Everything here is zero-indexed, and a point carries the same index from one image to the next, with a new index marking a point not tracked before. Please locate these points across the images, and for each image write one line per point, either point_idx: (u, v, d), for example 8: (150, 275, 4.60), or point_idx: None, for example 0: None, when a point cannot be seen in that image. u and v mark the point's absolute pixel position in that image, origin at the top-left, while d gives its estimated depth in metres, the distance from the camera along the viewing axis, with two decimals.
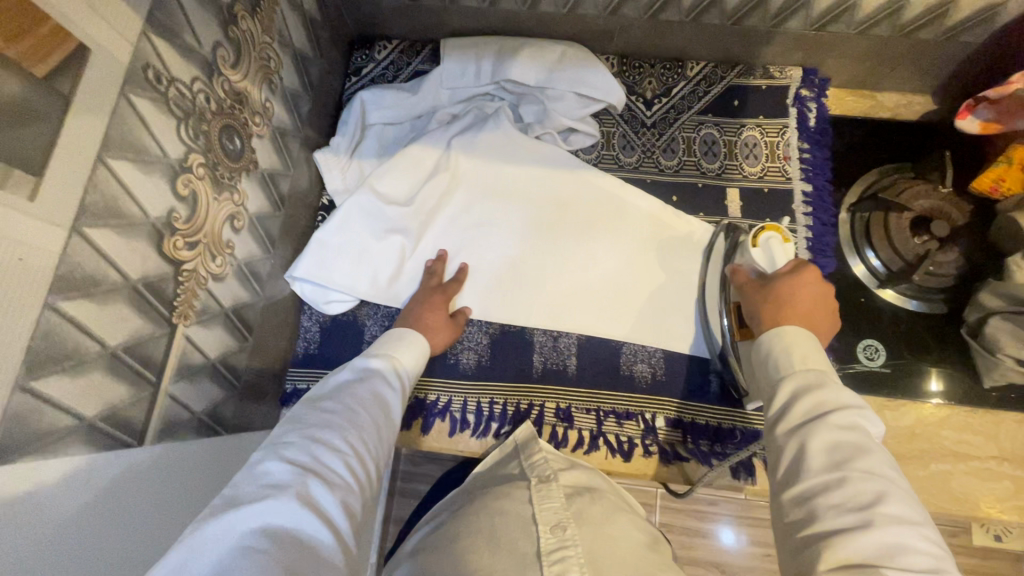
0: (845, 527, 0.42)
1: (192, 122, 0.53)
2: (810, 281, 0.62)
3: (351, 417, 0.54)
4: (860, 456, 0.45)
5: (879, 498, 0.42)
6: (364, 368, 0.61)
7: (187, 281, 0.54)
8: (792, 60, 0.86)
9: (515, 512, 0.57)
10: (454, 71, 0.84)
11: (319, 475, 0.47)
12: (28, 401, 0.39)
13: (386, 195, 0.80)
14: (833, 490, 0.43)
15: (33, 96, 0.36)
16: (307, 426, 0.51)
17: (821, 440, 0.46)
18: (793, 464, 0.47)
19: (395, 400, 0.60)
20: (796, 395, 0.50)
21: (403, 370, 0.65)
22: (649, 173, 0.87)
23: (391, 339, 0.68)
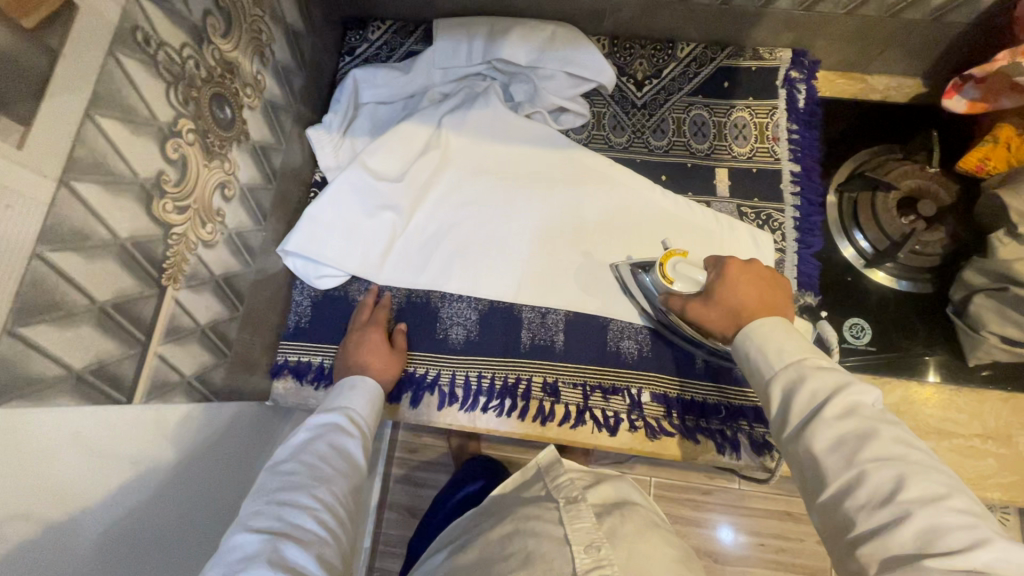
0: (883, 523, 0.43)
1: (182, 88, 0.54)
2: (738, 276, 0.66)
3: (315, 473, 0.58)
4: (867, 443, 0.46)
5: (898, 482, 0.44)
6: (324, 422, 0.64)
7: (176, 245, 0.56)
8: (781, 42, 0.87)
9: (548, 534, 0.61)
10: (445, 50, 0.85)
11: (288, 537, 0.51)
12: (17, 345, 0.40)
13: (378, 171, 0.81)
14: (854, 489, 0.45)
15: (21, 46, 0.37)
16: (272, 494, 0.55)
17: (825, 438, 0.48)
18: (812, 468, 0.49)
19: (358, 446, 0.64)
20: (787, 395, 0.53)
21: (366, 416, 0.69)
22: (639, 153, 0.87)
23: (343, 390, 0.70)
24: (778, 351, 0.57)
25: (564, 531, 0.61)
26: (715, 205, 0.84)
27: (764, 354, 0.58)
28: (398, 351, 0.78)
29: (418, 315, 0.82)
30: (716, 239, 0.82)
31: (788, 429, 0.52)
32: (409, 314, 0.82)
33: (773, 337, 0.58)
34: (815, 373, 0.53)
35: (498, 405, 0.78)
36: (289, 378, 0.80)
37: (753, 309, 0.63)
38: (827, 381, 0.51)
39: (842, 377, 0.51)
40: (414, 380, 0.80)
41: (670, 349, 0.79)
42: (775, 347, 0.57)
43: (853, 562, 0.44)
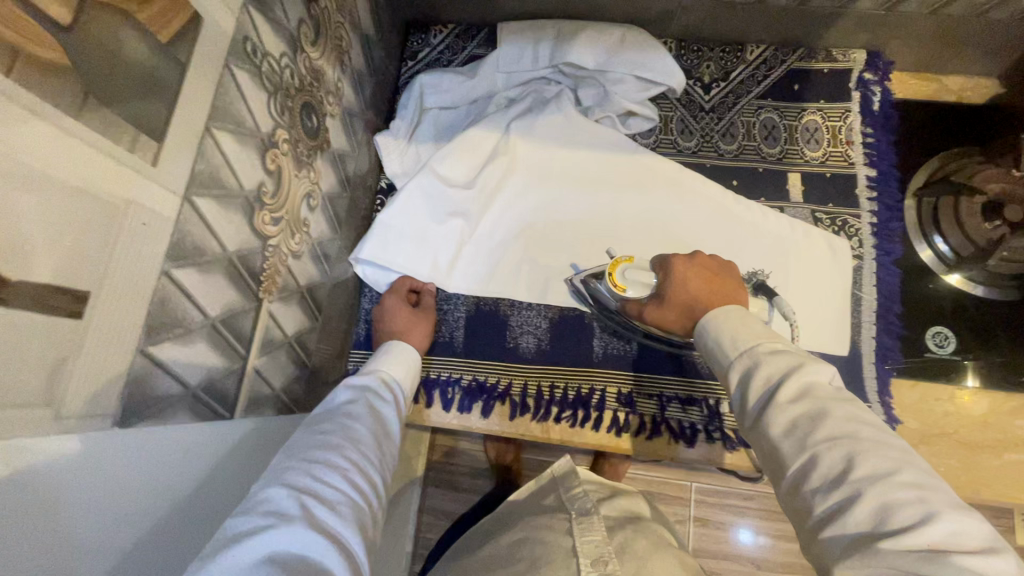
0: (837, 505, 0.40)
1: (280, 98, 0.53)
2: (687, 269, 0.63)
3: (348, 434, 0.53)
4: (819, 424, 0.43)
5: (850, 462, 0.40)
6: (358, 386, 0.61)
7: (272, 257, 0.55)
8: (855, 43, 0.85)
9: (557, 545, 0.60)
10: (511, 55, 0.83)
11: (323, 494, 0.45)
12: (148, 364, 0.39)
13: (447, 177, 0.80)
14: (810, 473, 0.42)
15: (157, 61, 0.37)
16: (303, 449, 0.49)
17: (781, 422, 0.45)
18: (773, 452, 0.45)
19: (387, 414, 0.60)
20: (746, 381, 0.49)
21: (393, 386, 0.65)
22: (708, 158, 0.86)
23: (381, 358, 0.68)
24: (733, 340, 0.53)
25: (573, 541, 0.60)
26: (789, 210, 0.82)
27: (725, 345, 0.53)
28: (424, 310, 0.78)
29: (487, 324, 0.81)
30: (793, 246, 0.80)
31: (746, 410, 0.49)
32: (479, 322, 0.81)
33: (728, 325, 0.54)
34: (774, 353, 0.49)
35: (571, 415, 0.77)
36: None
37: (706, 302, 0.60)
38: (780, 365, 0.48)
39: (797, 358, 0.47)
40: (483, 389, 0.79)
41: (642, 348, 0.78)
42: (730, 340, 0.53)
43: (816, 553, 0.40)
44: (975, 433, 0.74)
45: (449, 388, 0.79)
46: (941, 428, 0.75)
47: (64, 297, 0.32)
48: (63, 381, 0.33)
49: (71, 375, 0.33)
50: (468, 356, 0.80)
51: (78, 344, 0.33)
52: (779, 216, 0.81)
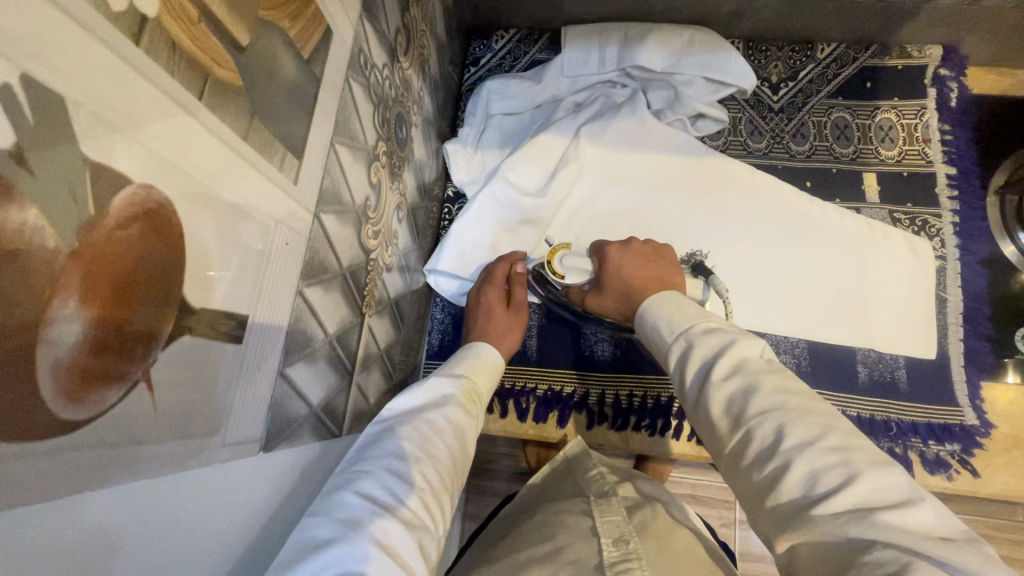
0: (771, 475, 0.38)
1: (381, 109, 0.52)
2: (619, 257, 0.66)
3: (428, 447, 0.47)
4: (751, 398, 0.42)
5: (778, 433, 0.39)
6: (442, 391, 0.55)
7: (373, 270, 0.55)
8: (931, 39, 0.83)
9: (574, 526, 0.55)
10: (577, 58, 0.82)
11: (396, 516, 0.39)
12: (284, 387, 0.39)
13: (518, 185, 0.79)
14: (747, 446, 0.40)
15: (300, 77, 0.36)
16: (382, 457, 0.44)
17: (717, 400, 0.43)
18: (712, 429, 0.44)
19: (468, 428, 0.53)
20: (687, 355, 0.48)
21: (476, 392, 0.58)
22: (779, 159, 0.84)
23: (466, 359, 0.63)
24: (666, 322, 0.53)
25: (592, 523, 0.56)
26: (866, 211, 0.81)
27: (655, 332, 0.54)
28: (518, 310, 0.74)
29: (561, 332, 0.80)
30: (873, 248, 0.78)
31: (685, 391, 0.48)
32: (552, 330, 0.80)
33: (656, 308, 0.55)
34: (705, 333, 0.49)
35: (651, 424, 0.76)
36: None
37: (638, 290, 0.62)
38: (714, 342, 0.47)
39: (729, 335, 0.47)
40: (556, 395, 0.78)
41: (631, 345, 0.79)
42: (659, 323, 0.54)
43: (762, 521, 0.39)
44: None
45: (523, 397, 0.78)
46: None
47: (231, 322, 0.31)
48: (228, 406, 0.32)
49: (233, 399, 0.32)
50: (542, 365, 0.79)
51: (238, 370, 0.32)
52: (859, 217, 0.79)
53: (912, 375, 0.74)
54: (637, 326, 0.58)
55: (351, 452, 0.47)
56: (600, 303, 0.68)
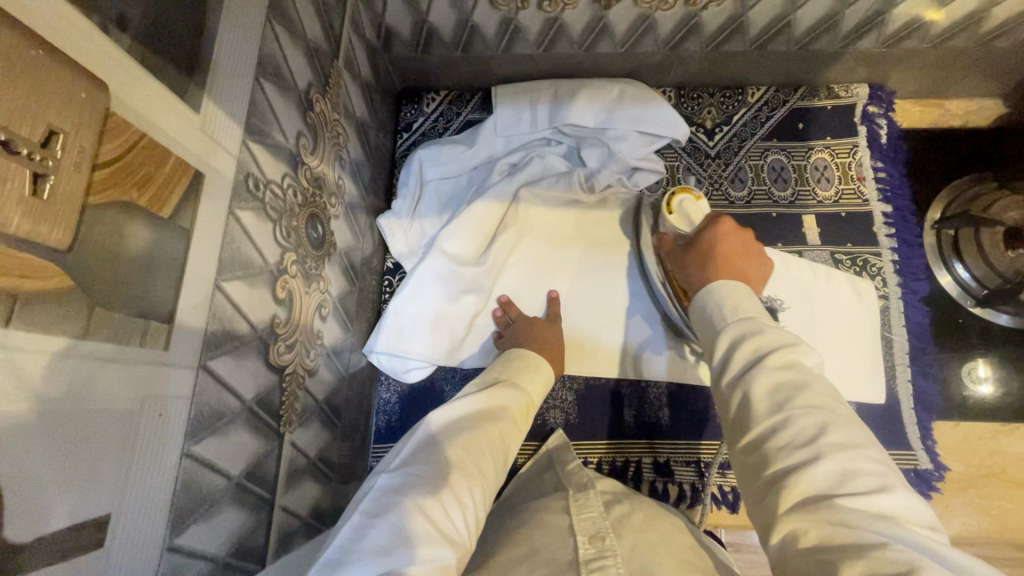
0: (796, 465, 0.38)
1: (285, 221, 0.50)
2: (726, 227, 0.63)
3: (480, 462, 0.49)
4: (800, 391, 0.41)
5: (822, 429, 0.38)
6: (487, 398, 0.57)
7: (289, 384, 0.52)
8: (856, 78, 0.83)
9: (552, 526, 0.52)
10: (508, 119, 0.81)
11: (443, 529, 0.42)
12: (174, 558, 0.36)
13: (457, 255, 0.77)
14: (779, 431, 0.40)
15: (160, 237, 0.34)
16: (436, 463, 0.47)
17: (760, 384, 0.42)
18: (741, 414, 0.43)
19: (513, 448, 0.55)
20: (738, 343, 0.46)
21: (525, 406, 0.59)
22: (720, 206, 0.83)
23: (511, 363, 0.64)
24: (733, 307, 0.51)
25: (571, 520, 0.53)
26: (808, 254, 0.80)
27: (709, 316, 0.52)
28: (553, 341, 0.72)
29: None
30: (817, 293, 0.77)
31: (724, 374, 0.46)
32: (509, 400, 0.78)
33: (724, 289, 0.53)
34: (762, 329, 0.46)
35: None
36: None
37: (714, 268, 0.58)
38: (776, 338, 0.45)
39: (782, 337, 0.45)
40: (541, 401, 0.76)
41: (587, 406, 0.77)
42: (730, 301, 0.51)
43: (766, 508, 0.39)
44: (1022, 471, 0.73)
45: None
46: (987, 469, 0.73)
47: (83, 533, 0.29)
48: None
49: None
50: None
51: (101, 572, 0.30)
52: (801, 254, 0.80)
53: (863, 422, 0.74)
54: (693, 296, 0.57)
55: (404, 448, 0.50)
56: (671, 260, 0.67)
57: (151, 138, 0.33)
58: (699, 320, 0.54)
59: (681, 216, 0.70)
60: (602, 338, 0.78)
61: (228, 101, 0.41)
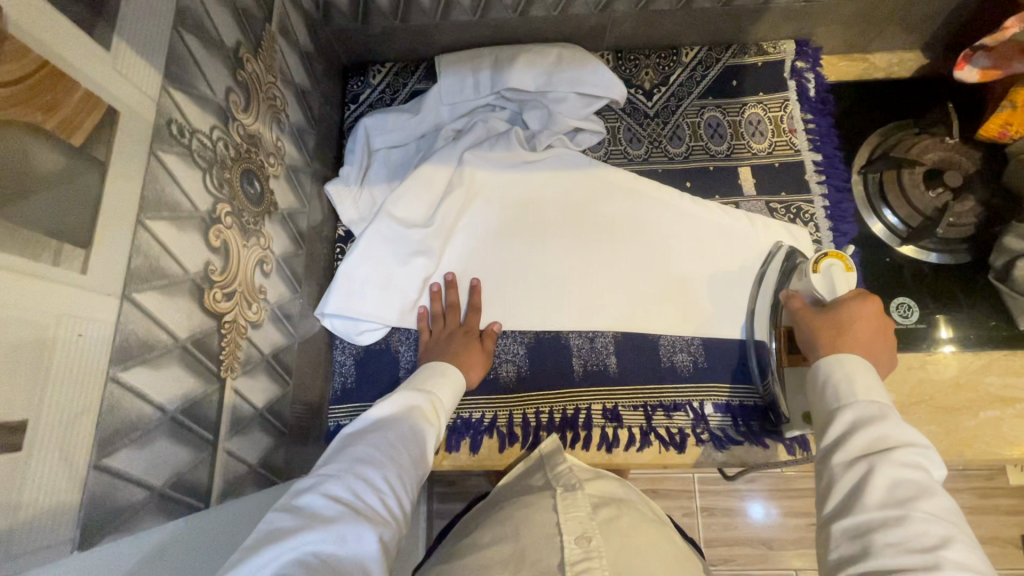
0: (909, 563, 0.42)
1: (216, 171, 0.52)
2: (872, 310, 0.62)
3: (392, 454, 0.56)
4: (922, 499, 0.46)
5: (941, 541, 0.43)
6: (408, 403, 0.63)
7: (230, 332, 0.54)
8: (783, 34, 0.87)
9: (537, 523, 0.56)
10: (451, 86, 0.83)
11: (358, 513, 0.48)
12: (103, 478, 0.38)
13: (405, 218, 0.79)
14: (893, 526, 0.45)
15: (70, 163, 0.35)
16: (349, 461, 0.53)
17: (884, 477, 0.47)
18: (852, 497, 0.48)
19: (433, 437, 0.61)
20: (857, 429, 0.52)
21: (441, 404, 0.66)
22: (660, 163, 0.87)
23: (435, 373, 0.69)
24: (857, 390, 0.55)
25: (557, 520, 0.56)
26: (744, 205, 0.84)
27: (830, 392, 0.56)
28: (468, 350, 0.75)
29: None
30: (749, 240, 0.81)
31: (838, 459, 0.51)
32: None
33: (853, 374, 0.56)
34: (881, 422, 0.51)
35: (561, 439, 0.77)
36: None
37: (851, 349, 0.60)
38: (895, 436, 0.50)
39: (887, 430, 0.50)
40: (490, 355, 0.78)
41: (539, 358, 0.80)
42: (864, 387, 0.55)
43: None
44: (950, 397, 0.76)
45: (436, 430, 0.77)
46: (919, 397, 0.77)
47: None
48: (12, 513, 0.31)
49: (22, 505, 0.32)
50: None
51: (18, 475, 0.31)
52: (772, 239, 0.81)
53: None
54: (815, 377, 0.59)
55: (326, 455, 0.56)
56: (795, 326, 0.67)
57: (57, 70, 0.34)
58: (813, 392, 0.58)
59: (822, 279, 0.67)
60: (549, 294, 0.81)
61: (142, 46, 0.42)
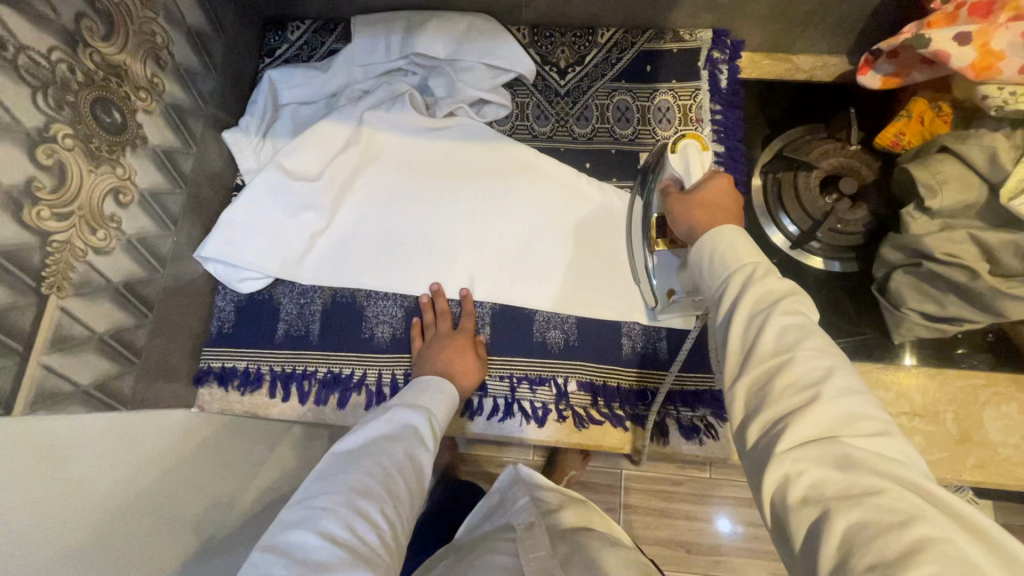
0: (798, 404, 0.42)
1: (55, 91, 0.53)
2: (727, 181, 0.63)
3: (389, 483, 0.51)
4: (805, 335, 0.45)
5: (827, 374, 0.43)
6: (405, 424, 0.59)
7: (59, 252, 0.55)
8: (702, 23, 0.86)
9: (499, 565, 0.56)
10: (364, 47, 0.84)
11: (357, 555, 0.44)
12: None
13: (296, 171, 0.81)
14: (786, 370, 0.44)
15: None
16: (346, 492, 0.49)
17: (774, 327, 0.46)
18: (748, 354, 0.47)
19: (429, 460, 0.58)
20: (746, 288, 0.50)
21: (437, 420, 0.62)
22: (563, 141, 0.87)
23: (428, 389, 0.66)
24: (734, 253, 0.53)
25: (518, 558, 0.56)
26: None
27: (716, 262, 0.54)
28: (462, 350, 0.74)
29: (344, 314, 0.81)
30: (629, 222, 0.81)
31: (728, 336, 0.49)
32: (336, 313, 0.81)
33: (733, 235, 0.55)
34: (770, 275, 0.50)
35: None
36: (214, 383, 0.80)
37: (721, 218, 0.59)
38: (781, 284, 0.49)
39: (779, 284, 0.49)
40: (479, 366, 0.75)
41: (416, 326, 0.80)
42: (744, 248, 0.53)
43: (760, 453, 0.42)
44: None
45: (306, 380, 0.79)
46: None
47: None
48: None
49: None
50: (324, 347, 0.80)
51: None
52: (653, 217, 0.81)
53: (671, 345, 0.78)
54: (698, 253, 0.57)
55: (310, 478, 0.52)
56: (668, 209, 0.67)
57: None
58: (700, 267, 0.56)
59: (681, 162, 0.68)
60: (433, 261, 0.81)
61: None
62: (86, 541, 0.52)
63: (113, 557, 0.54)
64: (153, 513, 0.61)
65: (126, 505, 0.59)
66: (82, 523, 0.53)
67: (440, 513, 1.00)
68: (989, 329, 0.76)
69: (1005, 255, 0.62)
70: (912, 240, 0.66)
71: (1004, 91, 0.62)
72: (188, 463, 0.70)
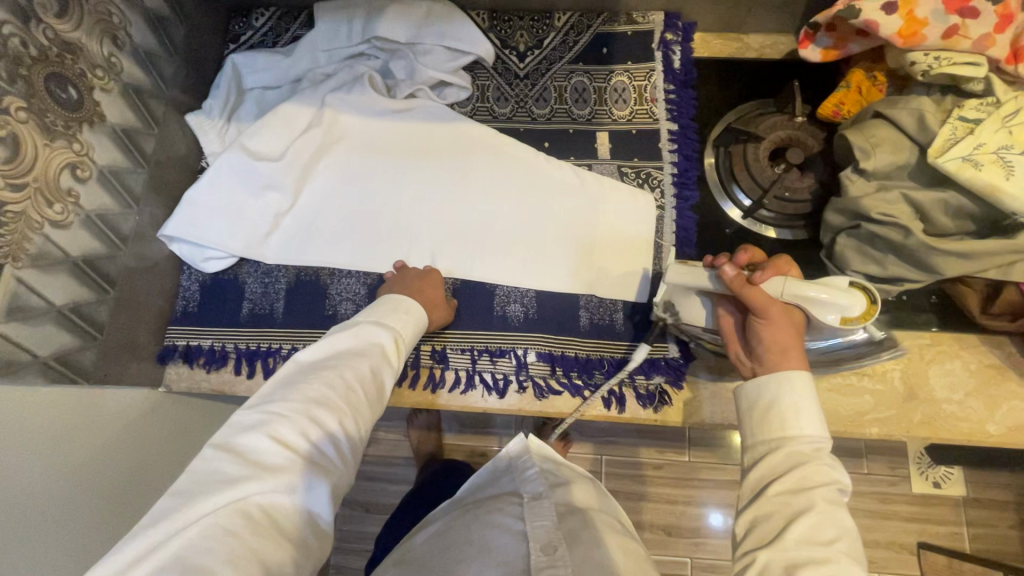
0: None
1: (6, 64, 0.55)
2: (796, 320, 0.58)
3: (348, 396, 0.53)
4: (834, 542, 0.44)
5: None
6: (370, 340, 0.60)
7: (13, 222, 0.56)
8: (653, 6, 0.89)
9: (501, 533, 0.57)
10: (326, 33, 0.86)
11: (312, 462, 0.48)
12: None
13: (259, 152, 0.82)
14: (821, 564, 0.43)
15: None
16: (304, 401, 0.51)
17: (809, 516, 0.45)
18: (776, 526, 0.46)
19: (391, 377, 0.59)
20: (789, 460, 0.50)
21: (403, 341, 0.63)
22: (523, 122, 0.89)
23: (397, 309, 0.66)
24: (791, 412, 0.52)
25: (522, 526, 0.58)
26: (597, 167, 0.86)
27: (770, 413, 0.53)
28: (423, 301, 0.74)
29: (307, 292, 0.82)
30: (586, 196, 0.83)
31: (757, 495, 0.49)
32: (301, 291, 0.82)
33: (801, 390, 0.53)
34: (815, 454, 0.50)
35: None
36: (180, 362, 0.80)
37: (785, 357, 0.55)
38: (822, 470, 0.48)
39: (819, 464, 0.49)
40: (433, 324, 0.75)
41: None
42: (805, 409, 0.52)
43: None
44: None
45: (270, 357, 0.80)
46: None
47: None
48: None
49: None
50: (288, 323, 0.81)
51: None
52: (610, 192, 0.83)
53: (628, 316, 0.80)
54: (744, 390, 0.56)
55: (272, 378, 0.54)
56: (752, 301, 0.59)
57: None
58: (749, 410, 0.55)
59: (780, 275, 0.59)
60: (396, 237, 0.83)
61: None
62: (55, 498, 0.57)
63: (74, 513, 0.59)
64: (117, 477, 0.66)
65: (86, 470, 0.61)
66: (47, 487, 0.56)
67: (416, 497, 1.01)
68: (931, 290, 0.79)
69: (935, 213, 0.65)
70: (851, 203, 0.68)
71: (929, 56, 0.66)
72: (147, 434, 0.73)
